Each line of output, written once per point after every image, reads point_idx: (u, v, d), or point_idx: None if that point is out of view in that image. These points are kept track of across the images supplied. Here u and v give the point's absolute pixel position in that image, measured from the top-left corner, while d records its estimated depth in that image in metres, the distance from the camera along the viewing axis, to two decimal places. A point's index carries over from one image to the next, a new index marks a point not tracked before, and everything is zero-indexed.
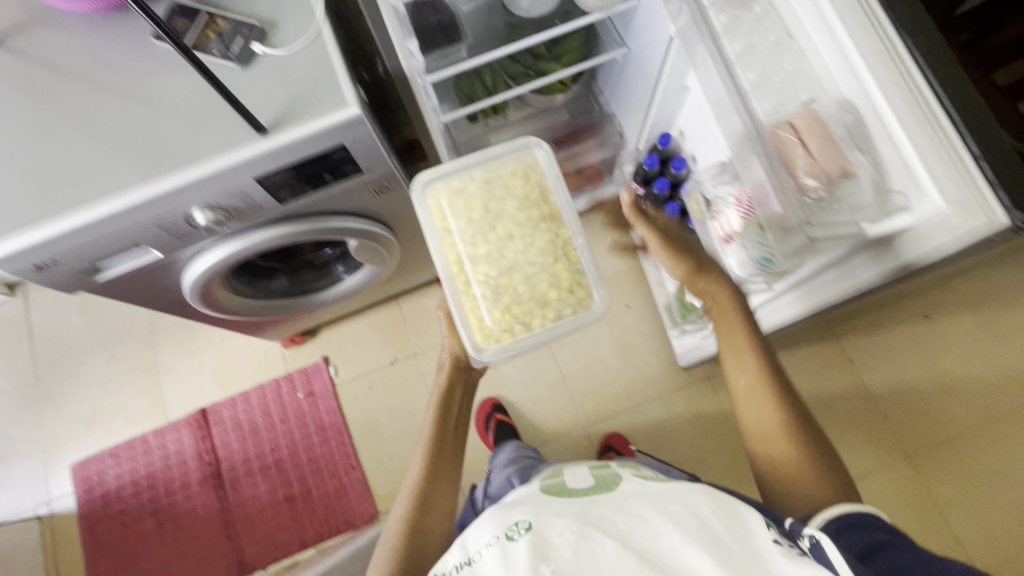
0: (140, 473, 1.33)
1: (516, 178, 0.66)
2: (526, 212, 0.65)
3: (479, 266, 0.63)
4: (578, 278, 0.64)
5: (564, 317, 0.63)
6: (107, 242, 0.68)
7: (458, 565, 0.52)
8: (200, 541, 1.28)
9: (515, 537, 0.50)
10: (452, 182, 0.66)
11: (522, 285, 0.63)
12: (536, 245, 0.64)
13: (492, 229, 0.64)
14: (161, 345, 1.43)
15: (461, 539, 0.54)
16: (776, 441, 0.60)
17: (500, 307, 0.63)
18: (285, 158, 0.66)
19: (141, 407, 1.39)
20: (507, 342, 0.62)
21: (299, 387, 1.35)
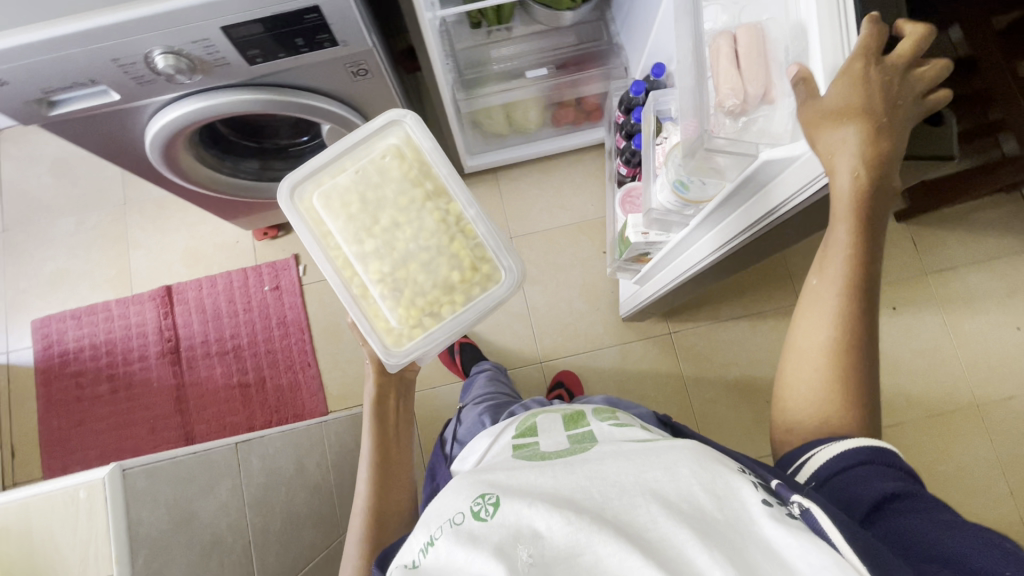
0: (100, 338, 1.35)
1: (392, 159, 0.67)
2: (402, 199, 0.66)
3: (370, 264, 0.65)
4: (477, 253, 0.66)
5: (473, 297, 0.65)
6: (61, 71, 0.64)
7: (423, 547, 0.49)
8: (152, 411, 1.31)
9: (482, 514, 0.47)
10: (324, 179, 0.67)
11: (419, 274, 0.65)
12: (413, 234, 0.65)
13: (374, 221, 0.65)
14: (130, 219, 1.41)
15: (426, 517, 0.52)
16: (822, 366, 0.55)
17: (402, 305, 0.64)
18: (254, 8, 0.62)
19: (106, 276, 1.39)
20: (420, 338, 0.65)
21: (266, 280, 1.35)
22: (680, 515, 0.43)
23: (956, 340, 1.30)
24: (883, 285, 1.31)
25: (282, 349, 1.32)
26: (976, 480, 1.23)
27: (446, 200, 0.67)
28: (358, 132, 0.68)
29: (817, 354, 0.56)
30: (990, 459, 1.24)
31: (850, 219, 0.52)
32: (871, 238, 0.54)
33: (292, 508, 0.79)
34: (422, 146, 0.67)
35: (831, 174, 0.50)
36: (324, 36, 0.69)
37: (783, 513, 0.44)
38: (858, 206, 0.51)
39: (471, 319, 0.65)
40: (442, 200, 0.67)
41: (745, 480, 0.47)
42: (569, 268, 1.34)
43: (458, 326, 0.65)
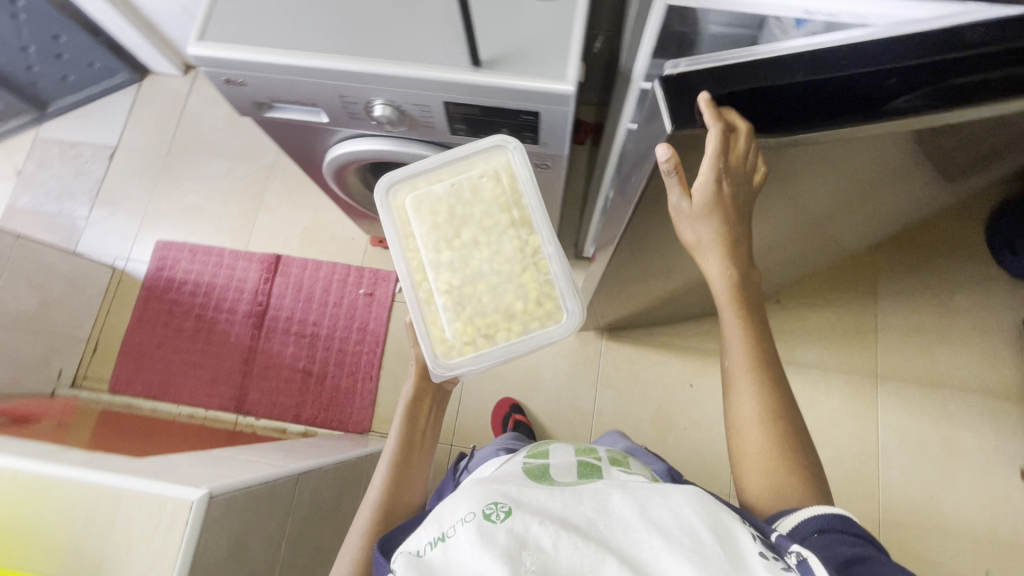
0: (204, 279, 1.43)
1: (489, 180, 0.59)
2: (483, 222, 0.58)
3: (442, 273, 0.57)
4: (546, 289, 0.58)
5: (531, 331, 0.57)
6: (293, 89, 0.70)
7: (431, 540, 0.44)
8: (219, 362, 1.37)
9: (493, 518, 0.43)
10: (420, 183, 0.60)
11: (486, 296, 0.57)
12: (483, 258, 0.58)
13: (456, 234, 0.58)
14: (272, 183, 1.51)
15: (437, 511, 0.46)
16: (753, 433, 0.55)
17: (462, 320, 0.57)
18: (481, 96, 0.65)
19: (232, 225, 1.49)
20: (473, 355, 0.57)
21: (364, 284, 1.40)
22: (680, 549, 0.40)
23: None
24: (982, 544, 1.17)
25: (351, 354, 1.36)
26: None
27: (534, 230, 0.58)
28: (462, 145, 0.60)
29: (751, 425, 0.55)
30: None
31: (734, 307, 0.56)
32: (763, 337, 0.57)
33: (316, 542, 0.79)
34: (522, 171, 0.59)
35: (709, 282, 0.57)
36: (531, 133, 0.71)
37: (778, 567, 0.41)
38: (738, 301, 0.56)
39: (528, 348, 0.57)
40: (528, 228, 0.58)
41: (741, 524, 0.44)
42: (648, 389, 1.30)
43: (510, 355, 0.57)
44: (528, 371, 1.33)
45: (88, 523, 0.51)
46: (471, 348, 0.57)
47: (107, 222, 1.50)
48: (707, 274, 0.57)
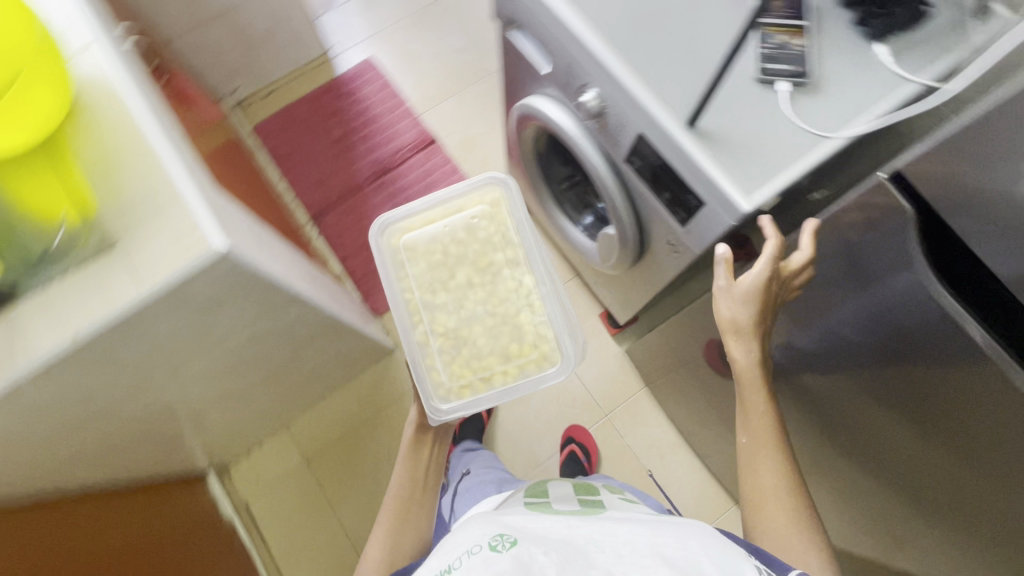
0: (374, 110, 1.56)
1: (482, 221, 0.77)
2: (468, 267, 0.76)
3: (437, 315, 0.75)
4: (539, 338, 0.75)
5: (526, 372, 0.74)
6: (544, 31, 0.73)
7: (439, 572, 0.48)
8: (332, 176, 1.50)
9: (499, 546, 0.46)
10: (414, 223, 0.78)
11: (477, 338, 0.74)
12: (473, 304, 0.75)
13: (448, 278, 0.75)
14: (482, 86, 1.59)
15: (448, 549, 0.50)
16: (778, 502, 0.62)
17: (456, 362, 0.74)
18: (670, 153, 0.64)
19: (426, 89, 1.59)
20: (469, 397, 0.74)
21: None
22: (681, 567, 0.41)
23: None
24: None
25: None
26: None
27: (512, 279, 0.76)
28: (457, 189, 0.78)
29: (774, 492, 0.62)
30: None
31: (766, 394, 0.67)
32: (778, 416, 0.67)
33: (264, 351, 0.87)
34: (508, 215, 0.77)
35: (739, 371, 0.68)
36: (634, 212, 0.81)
37: None
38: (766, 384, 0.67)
39: (519, 388, 0.74)
40: (506, 273, 0.76)
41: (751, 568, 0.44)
42: None
43: (501, 395, 0.75)
44: None
45: (144, 196, 0.59)
46: (470, 390, 0.74)
47: (352, 16, 1.66)
48: (734, 358, 0.68)
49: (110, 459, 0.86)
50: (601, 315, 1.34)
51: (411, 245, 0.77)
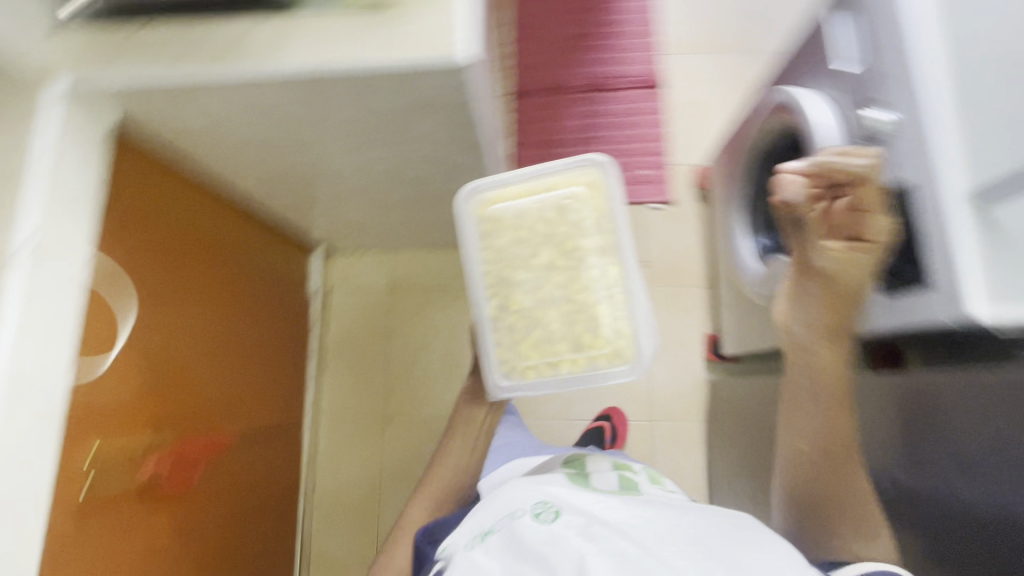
0: (626, 23, 1.47)
1: (572, 203, 0.79)
2: (550, 249, 0.79)
3: (516, 294, 0.79)
4: (612, 335, 0.78)
5: (593, 363, 0.78)
6: (883, 36, 0.68)
7: (484, 534, 0.59)
8: (550, 63, 1.45)
9: (540, 513, 0.55)
10: (505, 191, 0.81)
11: (548, 322, 0.78)
12: (551, 287, 0.78)
13: (531, 254, 0.79)
14: (736, 63, 1.46)
15: (501, 511, 0.62)
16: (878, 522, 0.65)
17: (526, 343, 0.79)
18: (933, 223, 0.62)
19: (684, 32, 1.49)
20: (533, 380, 0.79)
21: (651, 170, 1.39)
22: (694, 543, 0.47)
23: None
24: None
25: None
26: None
27: (593, 267, 0.78)
28: (550, 167, 0.79)
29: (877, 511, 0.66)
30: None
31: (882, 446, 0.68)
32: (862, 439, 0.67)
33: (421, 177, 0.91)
34: (602, 202, 0.79)
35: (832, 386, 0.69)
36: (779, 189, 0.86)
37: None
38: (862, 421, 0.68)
39: (585, 377, 0.78)
40: (590, 261, 0.78)
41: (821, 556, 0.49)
42: None
43: (565, 380, 0.78)
44: None
45: None
46: (535, 372, 0.79)
47: None
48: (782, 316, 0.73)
49: (268, 189, 0.97)
50: (707, 334, 1.28)
51: (497, 214, 0.80)
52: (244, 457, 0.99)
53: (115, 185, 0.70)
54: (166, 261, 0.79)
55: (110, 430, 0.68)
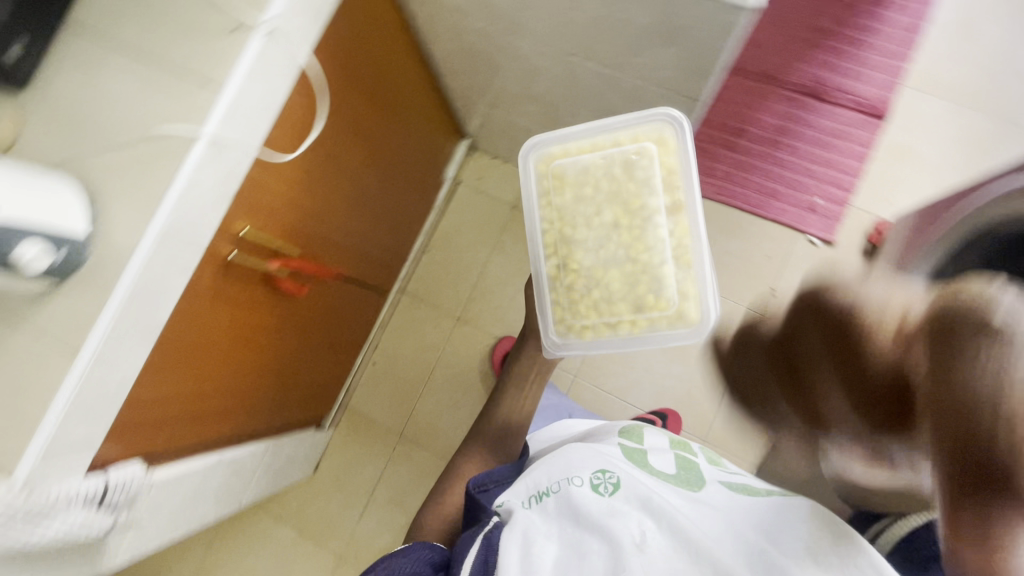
0: (878, 37, 1.29)
1: (637, 157, 0.68)
2: (613, 207, 0.69)
3: (581, 253, 0.70)
4: (671, 296, 0.69)
5: (659, 327, 0.69)
6: None
7: (540, 494, 0.72)
8: (775, 46, 1.30)
9: (597, 484, 0.70)
10: (566, 145, 0.72)
11: (604, 286, 0.70)
12: (615, 245, 0.69)
13: (592, 208, 0.69)
14: (981, 126, 1.25)
15: (551, 470, 0.74)
16: None
17: (586, 304, 0.71)
18: None
19: (938, 72, 1.28)
20: (589, 338, 0.72)
21: (826, 202, 1.26)
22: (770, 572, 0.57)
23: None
24: None
25: (746, 178, 1.29)
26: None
27: (663, 227, 0.68)
28: (612, 120, 0.70)
29: None
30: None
31: None
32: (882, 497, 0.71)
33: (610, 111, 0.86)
34: (674, 160, 0.68)
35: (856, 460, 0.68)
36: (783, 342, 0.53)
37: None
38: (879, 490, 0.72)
39: (648, 340, 0.70)
40: (659, 220, 0.68)
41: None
42: None
43: (621, 345, 0.71)
44: (680, 350, 1.25)
45: None
46: (592, 332, 0.72)
47: None
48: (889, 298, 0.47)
49: (458, 64, 0.95)
50: None
51: (562, 167, 0.71)
52: (341, 298, 1.06)
53: (348, 8, 0.72)
54: (353, 98, 0.83)
55: (269, 228, 0.75)
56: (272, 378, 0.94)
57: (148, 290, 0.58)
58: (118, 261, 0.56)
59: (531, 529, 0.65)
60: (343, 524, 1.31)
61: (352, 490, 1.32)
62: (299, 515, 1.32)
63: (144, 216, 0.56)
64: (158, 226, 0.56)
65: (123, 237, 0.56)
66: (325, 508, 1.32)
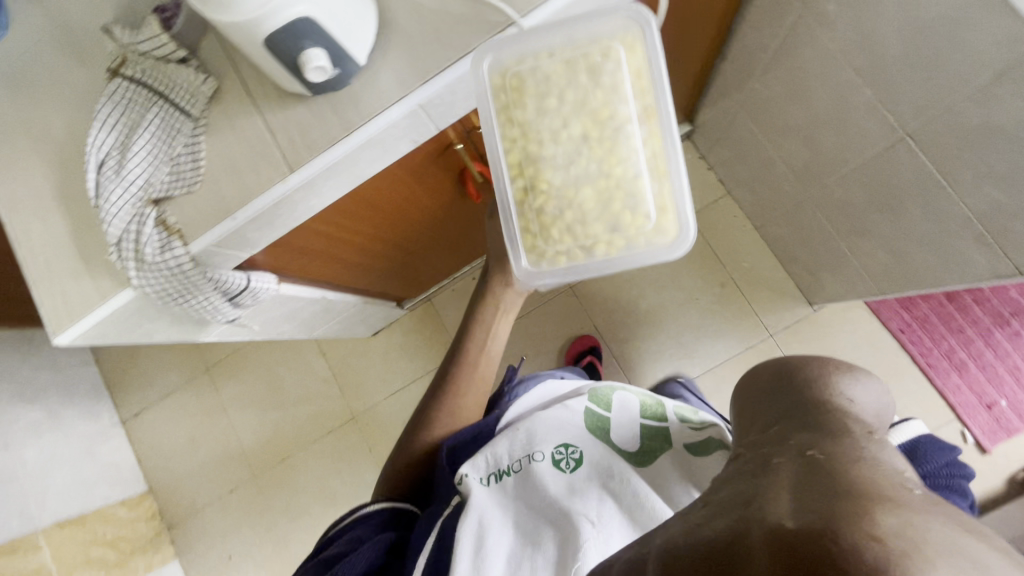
0: None
1: (603, 62, 0.54)
2: (580, 118, 0.54)
3: (552, 172, 0.56)
4: (641, 205, 0.56)
5: (631, 247, 0.57)
6: None
7: (498, 473, 0.64)
8: None
9: (560, 460, 0.63)
10: (520, 55, 0.54)
11: (577, 204, 0.56)
12: (586, 162, 0.55)
13: (560, 126, 0.55)
14: None
15: (509, 438, 0.66)
16: None
17: (556, 224, 0.57)
18: None
19: None
20: (564, 265, 0.59)
21: (1008, 407, 1.09)
22: None
23: (245, 512, 1.38)
24: None
25: (942, 332, 1.12)
26: (223, 379, 1.43)
27: (637, 136, 0.55)
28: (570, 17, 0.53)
29: None
30: (219, 405, 1.43)
31: None
32: None
33: (893, 209, 0.72)
34: (646, 64, 0.54)
35: None
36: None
37: None
38: None
39: (622, 261, 0.58)
40: (632, 129, 0.54)
41: None
42: None
43: (584, 270, 0.59)
44: None
45: None
46: (567, 258, 0.59)
47: None
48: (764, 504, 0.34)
49: (759, 60, 0.81)
50: None
51: (521, 73, 0.54)
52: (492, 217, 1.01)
53: None
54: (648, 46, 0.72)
55: None
56: (396, 253, 0.90)
57: (378, 148, 0.55)
58: (373, 106, 0.52)
59: (489, 511, 0.58)
60: (368, 390, 1.36)
61: (392, 369, 1.36)
62: (339, 360, 1.38)
63: (419, 78, 0.51)
64: (423, 96, 0.52)
65: (390, 86, 0.52)
66: (363, 368, 1.37)
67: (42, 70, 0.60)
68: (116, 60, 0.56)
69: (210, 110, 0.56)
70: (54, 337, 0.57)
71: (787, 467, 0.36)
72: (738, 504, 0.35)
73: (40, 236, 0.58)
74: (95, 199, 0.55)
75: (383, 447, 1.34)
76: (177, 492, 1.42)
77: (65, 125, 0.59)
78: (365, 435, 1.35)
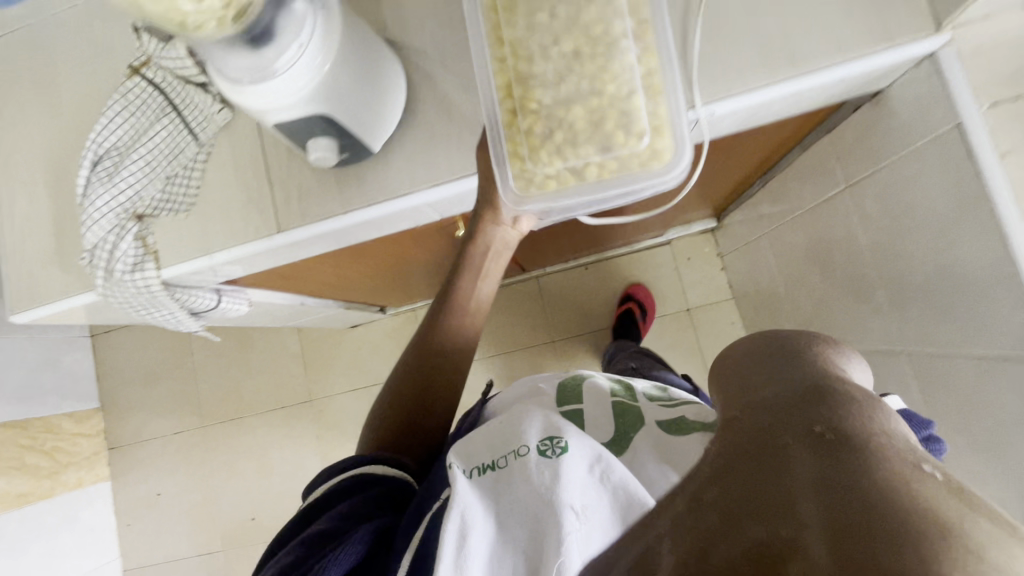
0: None
1: None
2: (572, 34, 0.40)
3: (535, 94, 0.40)
4: (635, 119, 0.40)
5: (627, 168, 0.41)
6: None
7: (480, 468, 0.42)
8: None
9: (546, 453, 0.40)
10: None
11: (567, 124, 0.40)
12: (576, 82, 0.40)
13: (545, 39, 0.40)
14: None
15: (492, 431, 0.45)
16: None
17: (543, 142, 0.41)
18: None
19: None
20: (553, 190, 0.42)
21: None
22: None
23: (184, 457, 1.41)
24: (247, 521, 1.35)
25: None
26: None
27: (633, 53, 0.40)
28: None
29: None
30: (187, 347, 1.44)
31: None
32: None
33: None
34: None
35: None
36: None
37: None
38: None
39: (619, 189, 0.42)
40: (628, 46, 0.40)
41: None
42: None
43: (583, 192, 0.42)
44: None
45: None
46: (556, 185, 0.42)
47: None
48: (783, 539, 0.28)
49: (792, 206, 0.79)
50: None
51: None
52: None
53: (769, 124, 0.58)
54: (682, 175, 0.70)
55: None
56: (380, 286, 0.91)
57: (374, 227, 0.54)
58: (376, 192, 0.51)
59: (471, 511, 0.38)
60: (329, 380, 1.37)
61: (357, 366, 1.36)
62: (310, 343, 1.39)
63: (429, 180, 0.50)
64: (427, 199, 0.51)
65: (398, 175, 0.50)
66: (330, 357, 1.38)
67: (69, 35, 0.58)
68: (140, 60, 0.54)
69: (217, 139, 0.54)
70: (12, 312, 0.57)
71: (799, 456, 0.30)
72: (756, 514, 0.29)
73: (23, 210, 0.57)
74: (81, 197, 0.54)
75: (327, 437, 1.35)
76: (126, 417, 1.44)
77: (75, 104, 0.57)
78: (313, 420, 1.36)
